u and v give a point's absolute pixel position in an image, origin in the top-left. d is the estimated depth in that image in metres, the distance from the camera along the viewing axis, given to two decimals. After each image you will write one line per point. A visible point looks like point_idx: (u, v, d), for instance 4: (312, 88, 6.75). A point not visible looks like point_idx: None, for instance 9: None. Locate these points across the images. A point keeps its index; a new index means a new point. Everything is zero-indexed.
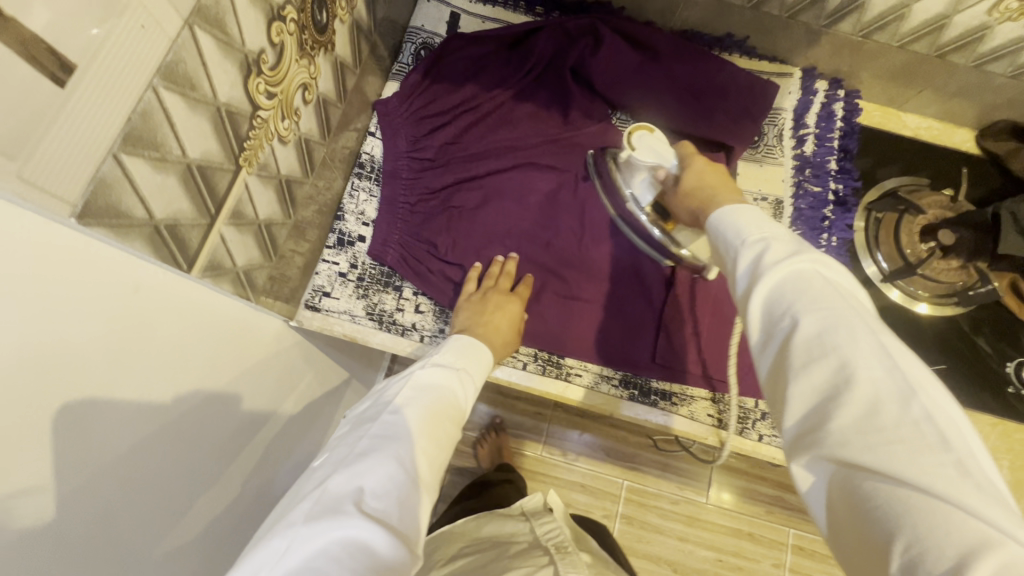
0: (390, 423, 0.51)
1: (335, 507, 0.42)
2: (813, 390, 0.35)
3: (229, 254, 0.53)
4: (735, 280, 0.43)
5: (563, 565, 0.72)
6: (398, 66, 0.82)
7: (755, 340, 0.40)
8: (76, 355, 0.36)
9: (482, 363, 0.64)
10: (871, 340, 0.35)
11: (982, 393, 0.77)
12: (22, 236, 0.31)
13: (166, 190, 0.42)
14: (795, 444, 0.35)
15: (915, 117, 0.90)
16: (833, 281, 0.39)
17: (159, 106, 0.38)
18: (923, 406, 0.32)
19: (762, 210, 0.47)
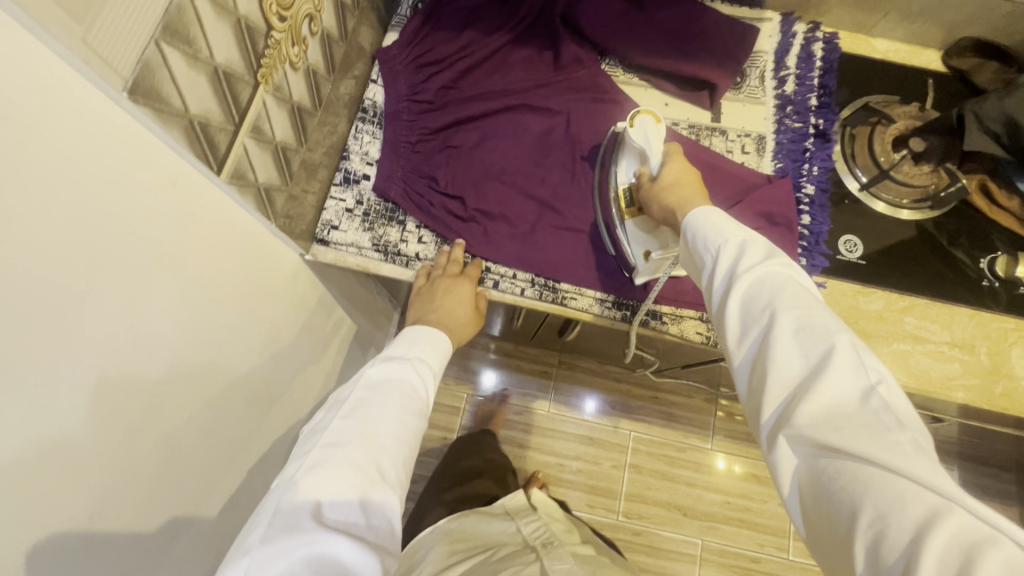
0: (340, 428, 0.54)
1: (292, 524, 0.46)
2: (791, 382, 0.44)
3: (251, 168, 0.58)
4: (718, 286, 0.53)
5: (549, 560, 0.79)
6: (396, 17, 0.87)
7: (735, 341, 0.50)
8: (121, 220, 0.41)
9: (436, 353, 0.69)
10: (840, 337, 0.44)
11: (960, 288, 0.82)
12: (79, 95, 0.36)
13: (197, 88, 0.46)
14: (774, 429, 0.44)
15: (883, 42, 0.95)
16: (803, 288, 0.50)
17: (191, 5, 0.43)
18: (881, 398, 0.40)
19: (741, 226, 0.57)
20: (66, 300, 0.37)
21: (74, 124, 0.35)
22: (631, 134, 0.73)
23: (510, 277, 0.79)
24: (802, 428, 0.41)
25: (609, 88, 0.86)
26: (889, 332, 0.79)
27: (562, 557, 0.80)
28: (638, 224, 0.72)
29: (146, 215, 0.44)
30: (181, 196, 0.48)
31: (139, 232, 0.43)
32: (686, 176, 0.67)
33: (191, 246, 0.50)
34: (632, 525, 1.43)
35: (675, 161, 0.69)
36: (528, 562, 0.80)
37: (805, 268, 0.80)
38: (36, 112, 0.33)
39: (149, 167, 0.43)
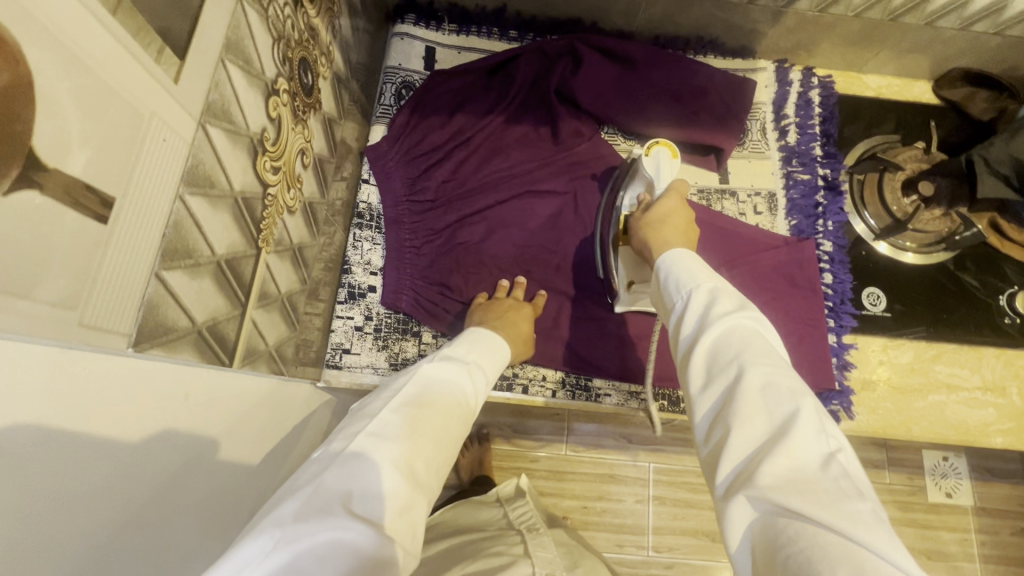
0: (389, 421, 0.46)
1: (324, 505, 0.38)
2: (751, 441, 0.39)
3: (262, 335, 0.52)
4: (685, 331, 0.47)
5: (532, 546, 0.73)
6: (381, 109, 0.82)
7: (698, 386, 0.44)
8: (160, 475, 0.35)
9: (496, 360, 0.63)
10: (806, 398, 0.39)
11: (984, 328, 0.81)
12: (92, 382, 0.30)
13: (203, 293, 0.41)
14: (729, 487, 0.38)
15: (875, 77, 0.94)
16: (769, 343, 0.45)
17: (188, 214, 0.37)
18: (841, 466, 0.36)
19: (709, 269, 0.53)
20: None
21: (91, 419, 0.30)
22: (644, 161, 0.69)
23: (539, 380, 0.75)
24: (761, 488, 0.36)
25: (615, 160, 0.82)
26: (923, 383, 0.78)
27: (546, 546, 0.74)
28: (626, 253, 0.70)
29: (181, 458, 0.37)
30: (215, 405, 0.42)
31: (181, 472, 0.37)
32: (681, 215, 0.63)
33: (230, 443, 0.44)
34: (663, 558, 1.42)
35: (673, 196, 0.65)
36: (512, 545, 0.74)
37: (833, 330, 0.79)
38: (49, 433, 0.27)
39: (180, 402, 0.38)
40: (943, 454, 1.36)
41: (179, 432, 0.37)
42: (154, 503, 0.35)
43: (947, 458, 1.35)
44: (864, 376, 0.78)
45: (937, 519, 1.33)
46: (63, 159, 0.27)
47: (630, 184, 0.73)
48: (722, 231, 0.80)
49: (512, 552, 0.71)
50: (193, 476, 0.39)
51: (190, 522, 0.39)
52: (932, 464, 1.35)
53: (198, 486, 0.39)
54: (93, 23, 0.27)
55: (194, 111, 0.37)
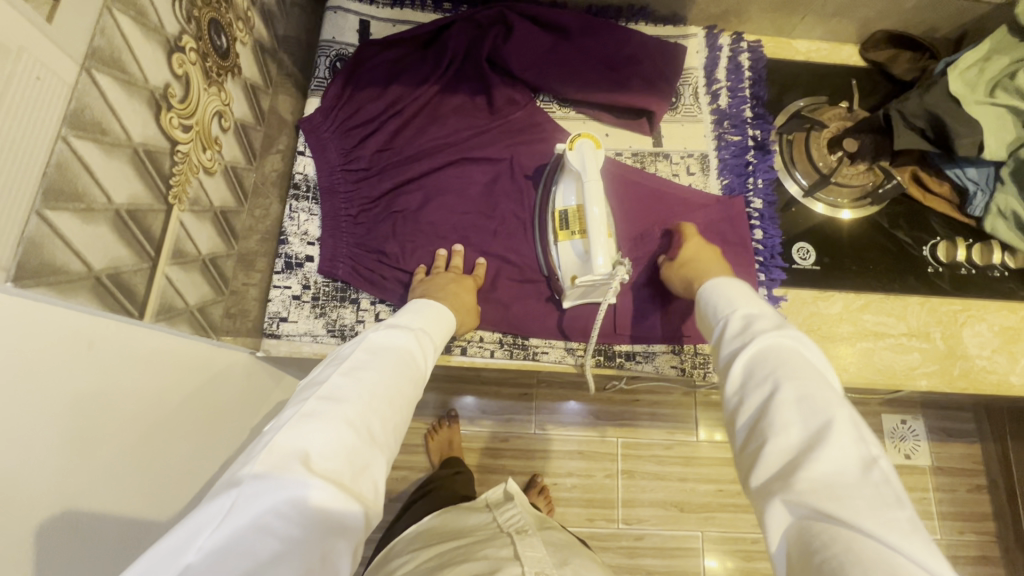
0: (338, 384, 0.46)
1: (282, 464, 0.38)
2: (791, 446, 0.40)
3: (179, 294, 0.53)
4: (727, 345, 0.50)
5: (520, 546, 0.69)
6: (316, 81, 0.82)
7: (736, 391, 0.46)
8: (36, 411, 0.36)
9: (442, 325, 0.63)
10: (841, 406, 0.41)
11: (909, 278, 0.85)
12: None
13: (99, 240, 0.41)
14: (767, 487, 0.40)
15: (805, 42, 0.96)
16: (811, 359, 0.46)
17: (73, 156, 0.38)
18: (883, 471, 0.37)
19: (751, 289, 0.56)
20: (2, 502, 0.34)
21: None
22: (568, 155, 0.70)
23: (477, 341, 0.76)
24: (801, 493, 0.37)
25: (550, 127, 0.84)
26: (851, 332, 0.81)
27: (535, 545, 0.69)
28: (570, 247, 0.71)
29: (71, 391, 0.39)
30: (100, 359, 0.42)
31: (61, 410, 0.38)
32: (702, 252, 0.70)
33: (135, 388, 0.46)
34: (633, 530, 1.43)
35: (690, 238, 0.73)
36: (500, 546, 0.69)
37: (763, 284, 0.82)
38: None
39: (83, 351, 0.40)
40: (901, 418, 1.40)
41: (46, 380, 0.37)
42: (42, 421, 0.37)
43: (905, 421, 1.40)
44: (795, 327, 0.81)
45: None
46: None
47: (561, 181, 0.74)
48: (650, 190, 0.82)
49: (499, 556, 0.66)
50: (65, 424, 0.39)
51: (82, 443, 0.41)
52: (892, 426, 1.39)
53: (67, 438, 0.39)
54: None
55: (76, 55, 0.38)
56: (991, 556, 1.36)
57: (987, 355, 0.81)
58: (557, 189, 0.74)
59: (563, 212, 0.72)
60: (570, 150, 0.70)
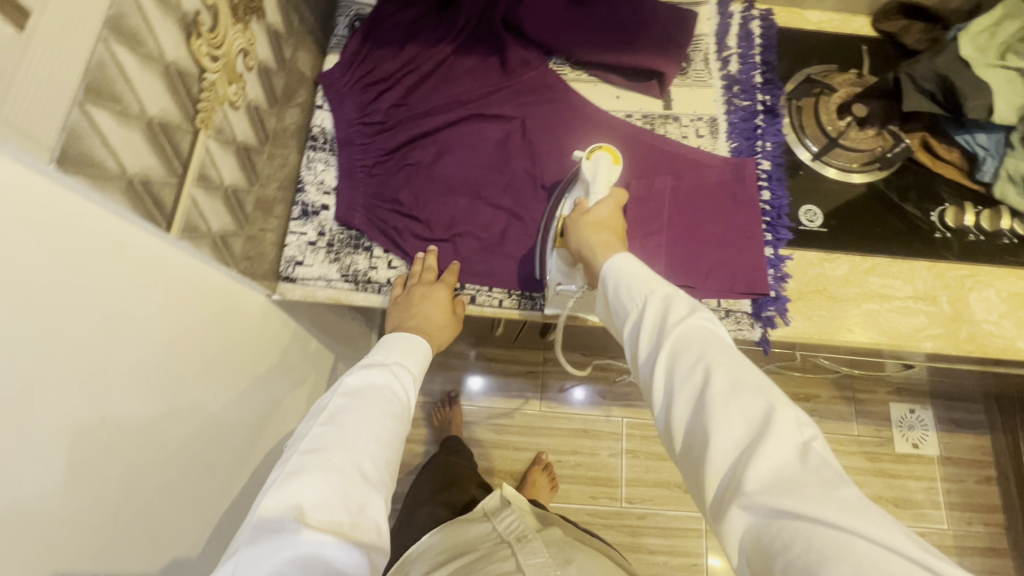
0: (321, 434, 0.50)
1: (276, 525, 0.43)
2: (731, 444, 0.42)
3: (203, 217, 0.55)
4: (645, 345, 0.51)
5: (523, 555, 0.70)
6: (335, 40, 0.85)
7: (668, 399, 0.48)
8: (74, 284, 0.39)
9: (418, 353, 0.67)
10: (770, 392, 0.43)
11: (916, 241, 0.85)
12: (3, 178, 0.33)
13: (132, 145, 0.44)
14: (721, 498, 0.41)
15: (816, 12, 0.97)
16: (726, 343, 0.48)
17: (113, 60, 0.40)
18: (817, 453, 0.40)
19: (647, 268, 0.58)
20: (37, 342, 0.37)
21: (14, 209, 0.34)
22: (583, 165, 0.71)
23: (486, 291, 0.78)
24: (751, 493, 0.39)
25: (563, 87, 0.86)
26: (857, 294, 0.82)
27: (537, 551, 0.71)
28: (561, 253, 0.73)
29: (103, 276, 0.42)
30: (132, 264, 0.45)
31: (94, 290, 0.41)
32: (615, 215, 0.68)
33: (155, 297, 0.48)
34: (636, 509, 1.43)
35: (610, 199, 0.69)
36: (502, 560, 0.71)
37: (770, 244, 0.82)
38: None
39: (112, 250, 0.43)
40: (910, 407, 1.40)
41: (72, 298, 0.39)
42: (75, 292, 0.39)
43: (913, 410, 1.39)
44: (800, 287, 0.82)
45: (905, 469, 1.36)
46: None
47: (571, 191, 0.75)
48: (654, 149, 0.84)
49: (504, 570, 0.68)
50: (97, 303, 0.42)
51: (111, 331, 0.43)
52: (899, 416, 1.39)
53: (85, 332, 0.41)
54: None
55: None
56: (998, 548, 1.33)
57: (993, 321, 0.81)
58: (568, 200, 0.75)
59: (565, 219, 0.73)
60: (586, 160, 0.72)
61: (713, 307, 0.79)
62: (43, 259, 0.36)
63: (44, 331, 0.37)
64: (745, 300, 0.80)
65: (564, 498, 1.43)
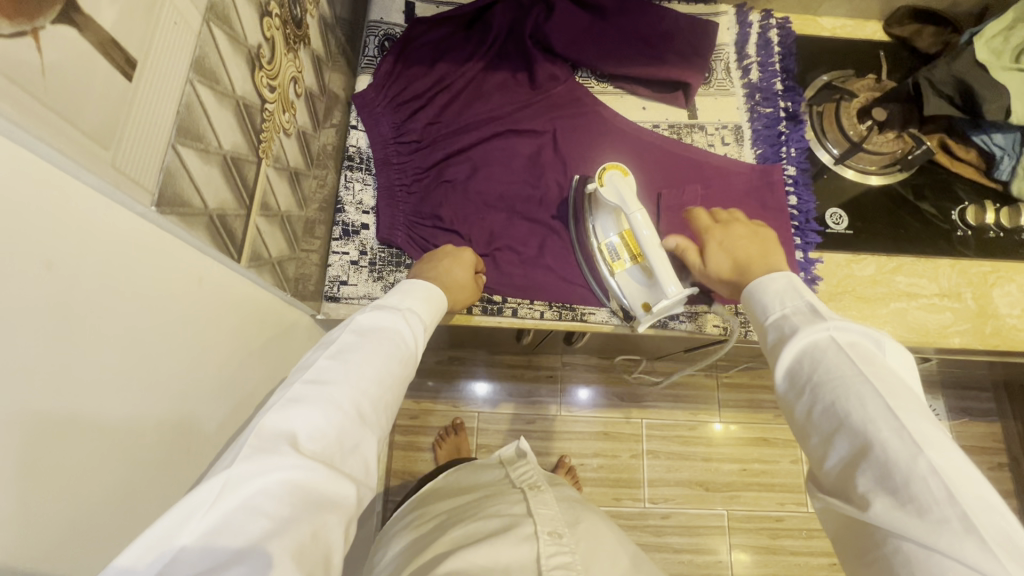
0: (326, 366, 0.44)
1: (271, 445, 0.37)
2: (836, 455, 0.41)
3: (265, 244, 0.56)
4: (769, 348, 0.49)
5: (533, 504, 0.69)
6: (366, 60, 0.86)
7: (784, 401, 0.47)
8: (164, 315, 0.40)
9: (429, 303, 0.59)
10: (879, 404, 0.39)
11: (938, 240, 0.88)
12: (110, 223, 0.34)
13: (212, 181, 0.45)
14: (827, 497, 0.41)
15: (829, 19, 1.00)
16: (850, 350, 0.44)
17: (198, 101, 0.41)
18: (932, 466, 0.36)
19: (785, 275, 0.53)
20: (139, 378, 0.38)
21: (116, 251, 0.35)
22: (603, 192, 0.72)
23: (527, 303, 0.80)
24: (852, 504, 0.38)
25: (591, 100, 0.87)
26: (885, 293, 0.84)
27: (549, 504, 0.69)
28: (639, 275, 0.73)
29: (186, 307, 0.43)
30: (208, 294, 0.46)
31: (179, 321, 0.42)
32: (755, 241, 0.65)
33: (224, 325, 0.49)
34: (659, 509, 1.41)
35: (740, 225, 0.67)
36: (512, 504, 0.70)
37: (799, 247, 0.85)
38: (80, 241, 0.32)
39: (192, 281, 0.44)
40: None
41: (163, 341, 0.40)
42: (166, 326, 0.40)
43: None
44: (830, 288, 0.84)
45: None
46: (95, 10, 0.30)
47: (596, 217, 0.78)
48: (683, 158, 0.86)
49: (511, 513, 0.66)
50: (183, 334, 0.43)
51: (195, 360, 0.44)
52: None
53: (173, 362, 0.42)
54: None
55: (199, 7, 0.41)
56: None
57: (1017, 315, 0.83)
58: (596, 227, 0.77)
59: (614, 244, 0.75)
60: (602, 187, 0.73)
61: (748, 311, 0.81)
62: (138, 297, 0.37)
63: (144, 365, 0.38)
64: None
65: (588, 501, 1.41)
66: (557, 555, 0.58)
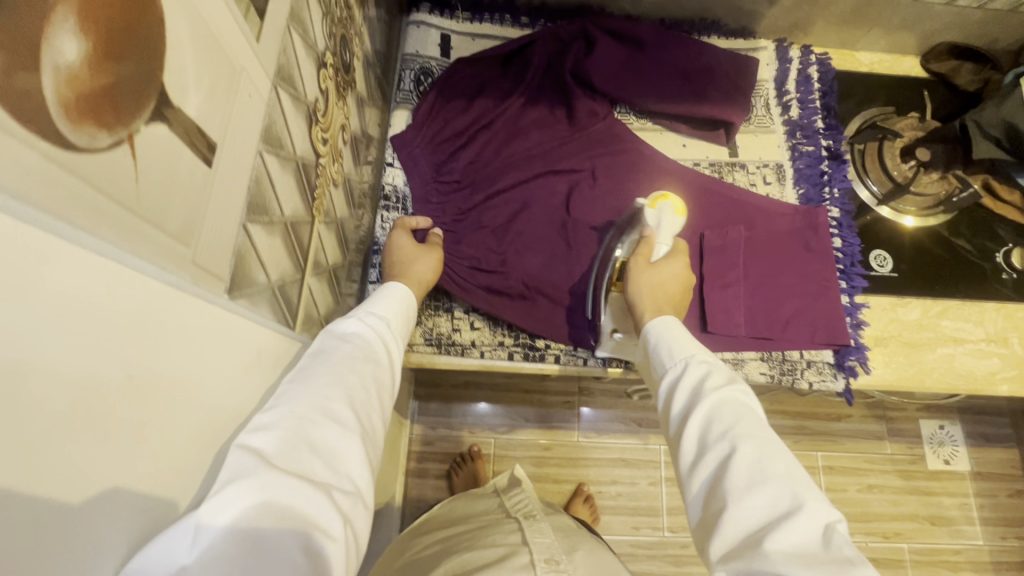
0: (286, 389, 0.41)
1: (235, 469, 0.34)
2: (751, 514, 0.40)
3: (316, 304, 0.54)
4: (675, 404, 0.50)
5: (529, 533, 0.66)
6: (401, 95, 0.84)
7: (687, 459, 0.46)
8: (232, 409, 0.37)
9: (401, 308, 0.56)
10: (793, 475, 0.42)
11: (980, 281, 0.86)
12: (190, 318, 0.31)
13: (275, 251, 0.42)
14: (733, 556, 0.39)
15: (867, 54, 0.98)
16: (759, 415, 0.47)
17: (265, 171, 0.39)
18: (838, 536, 0.39)
19: (689, 330, 0.57)
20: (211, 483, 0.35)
21: (197, 349, 0.32)
22: (646, 211, 0.73)
23: (570, 349, 0.78)
24: (773, 559, 0.37)
25: (631, 138, 0.85)
26: (931, 338, 0.82)
27: (545, 532, 0.67)
28: (618, 301, 0.72)
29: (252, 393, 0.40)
30: (270, 368, 0.43)
31: (247, 409, 0.39)
32: (680, 281, 0.66)
33: None
34: (678, 538, 1.32)
35: (678, 258, 0.68)
36: (506, 534, 0.67)
37: (845, 291, 0.83)
38: (167, 346, 0.29)
39: (257, 360, 0.40)
40: (938, 423, 1.37)
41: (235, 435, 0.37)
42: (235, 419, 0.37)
43: (943, 426, 1.36)
44: (877, 333, 0.82)
45: (938, 486, 1.33)
46: (183, 98, 0.28)
47: (625, 234, 0.75)
48: (725, 199, 0.84)
49: (508, 542, 0.63)
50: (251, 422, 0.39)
51: None
52: (930, 433, 1.36)
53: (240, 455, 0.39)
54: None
55: (269, 72, 0.39)
56: None
57: None
58: (625, 243, 0.74)
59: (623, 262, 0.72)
60: (648, 207, 0.73)
61: (795, 358, 0.80)
62: (211, 392, 0.34)
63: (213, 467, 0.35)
64: (827, 350, 0.80)
65: (605, 530, 1.31)
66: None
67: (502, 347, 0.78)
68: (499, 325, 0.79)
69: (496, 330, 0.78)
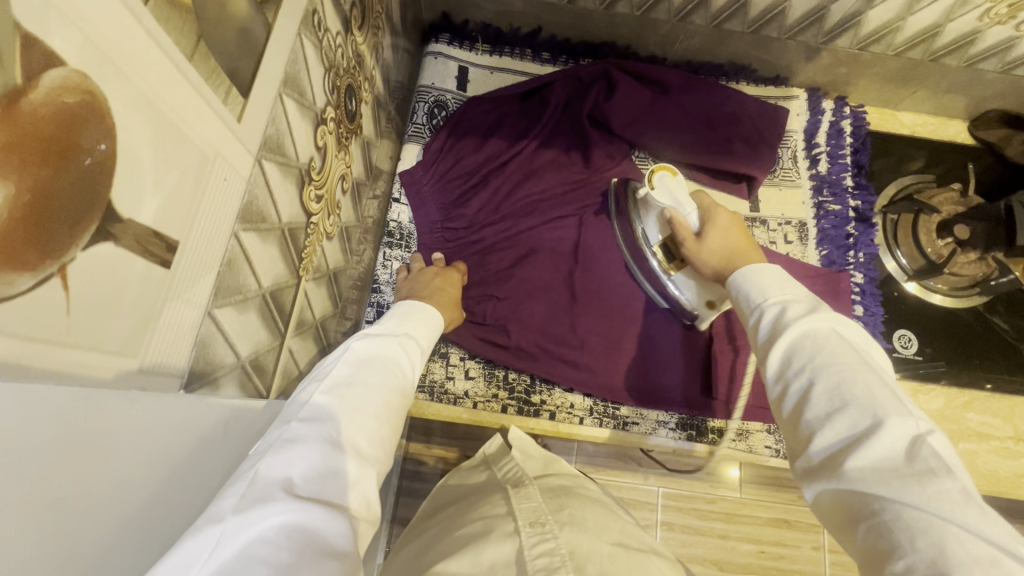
0: (321, 404, 0.36)
1: (261, 491, 0.29)
2: (831, 435, 0.34)
3: (296, 362, 0.52)
4: (761, 334, 0.42)
5: (514, 499, 0.52)
6: (414, 128, 0.82)
7: (772, 385, 0.40)
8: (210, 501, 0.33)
9: (426, 336, 0.52)
10: (883, 393, 0.34)
11: (1015, 370, 0.80)
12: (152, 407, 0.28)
13: (248, 327, 0.40)
14: (819, 478, 0.34)
15: (910, 114, 0.93)
16: (853, 343, 0.38)
17: (241, 251, 0.37)
18: (931, 447, 0.32)
19: (782, 268, 0.46)
20: None
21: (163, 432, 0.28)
22: (654, 195, 0.66)
23: (565, 408, 0.76)
24: (855, 479, 0.32)
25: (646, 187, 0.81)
26: (953, 431, 0.77)
27: (531, 495, 0.52)
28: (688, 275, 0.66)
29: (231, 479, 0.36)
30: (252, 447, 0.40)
31: None
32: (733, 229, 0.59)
33: None
34: None
35: (721, 214, 0.61)
36: (491, 505, 0.53)
37: None
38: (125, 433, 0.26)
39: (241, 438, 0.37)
40: None
41: None
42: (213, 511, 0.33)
43: None
44: None
45: None
46: (135, 207, 0.26)
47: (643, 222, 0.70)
48: None
49: (489, 513, 0.50)
50: None
51: None
52: None
53: None
54: (161, 57, 0.26)
55: (253, 147, 0.37)
56: None
57: None
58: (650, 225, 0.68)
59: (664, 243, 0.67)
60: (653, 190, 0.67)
61: None
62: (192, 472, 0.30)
63: None
64: None
65: None
66: (541, 544, 0.42)
67: (496, 399, 0.75)
68: (495, 375, 0.76)
69: (492, 381, 0.76)
